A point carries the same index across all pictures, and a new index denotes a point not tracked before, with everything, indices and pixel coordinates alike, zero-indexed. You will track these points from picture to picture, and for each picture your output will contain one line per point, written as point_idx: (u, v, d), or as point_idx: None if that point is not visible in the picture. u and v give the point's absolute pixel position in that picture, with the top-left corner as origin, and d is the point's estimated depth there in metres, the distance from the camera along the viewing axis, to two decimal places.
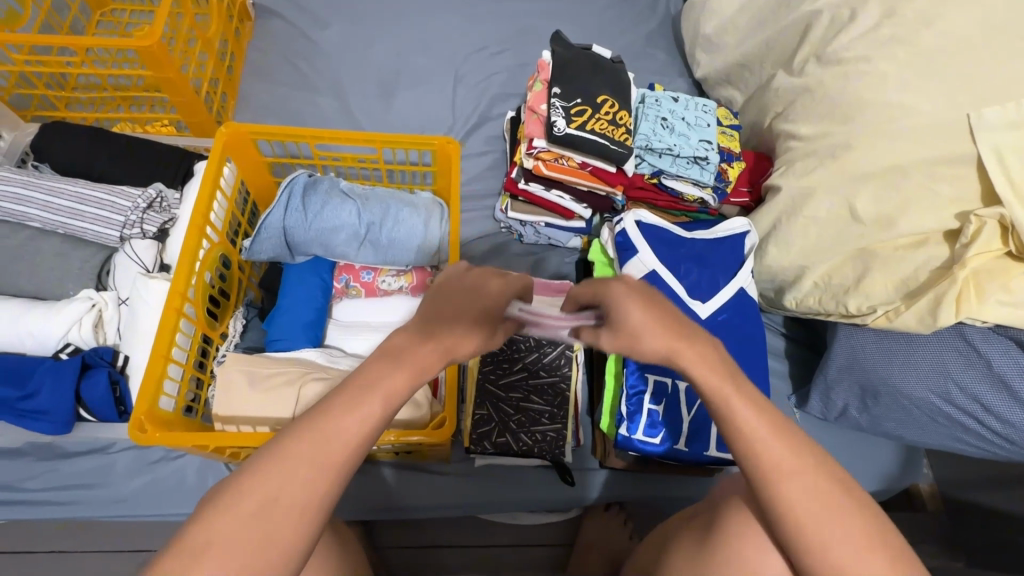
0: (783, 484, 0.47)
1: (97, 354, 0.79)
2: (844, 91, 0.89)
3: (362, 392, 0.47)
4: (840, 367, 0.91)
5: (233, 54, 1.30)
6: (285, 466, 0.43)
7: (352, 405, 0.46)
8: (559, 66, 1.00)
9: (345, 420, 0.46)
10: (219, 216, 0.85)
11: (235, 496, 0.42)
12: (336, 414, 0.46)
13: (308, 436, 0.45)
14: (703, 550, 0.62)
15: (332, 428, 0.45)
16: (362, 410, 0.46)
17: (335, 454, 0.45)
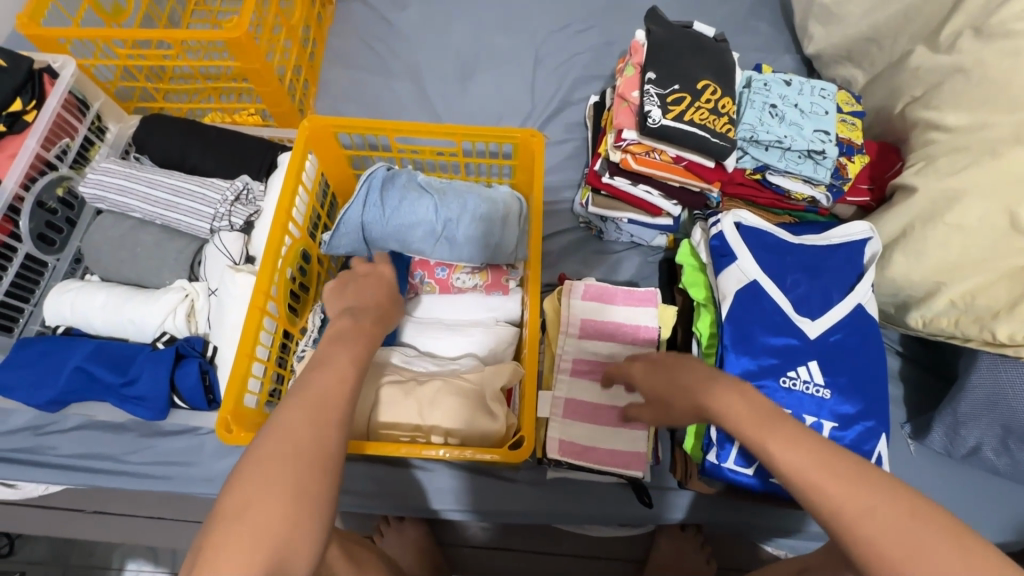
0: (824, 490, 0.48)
1: (190, 344, 0.83)
2: (1012, 74, 0.73)
3: (337, 356, 0.56)
4: (977, 401, 0.78)
5: (315, 40, 1.30)
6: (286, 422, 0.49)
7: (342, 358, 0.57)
8: (654, 47, 0.90)
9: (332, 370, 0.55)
10: (301, 211, 0.85)
11: (259, 457, 0.47)
12: (324, 371, 0.55)
13: (297, 398, 0.51)
14: None
15: (313, 387, 0.52)
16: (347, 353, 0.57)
17: (335, 401, 0.52)
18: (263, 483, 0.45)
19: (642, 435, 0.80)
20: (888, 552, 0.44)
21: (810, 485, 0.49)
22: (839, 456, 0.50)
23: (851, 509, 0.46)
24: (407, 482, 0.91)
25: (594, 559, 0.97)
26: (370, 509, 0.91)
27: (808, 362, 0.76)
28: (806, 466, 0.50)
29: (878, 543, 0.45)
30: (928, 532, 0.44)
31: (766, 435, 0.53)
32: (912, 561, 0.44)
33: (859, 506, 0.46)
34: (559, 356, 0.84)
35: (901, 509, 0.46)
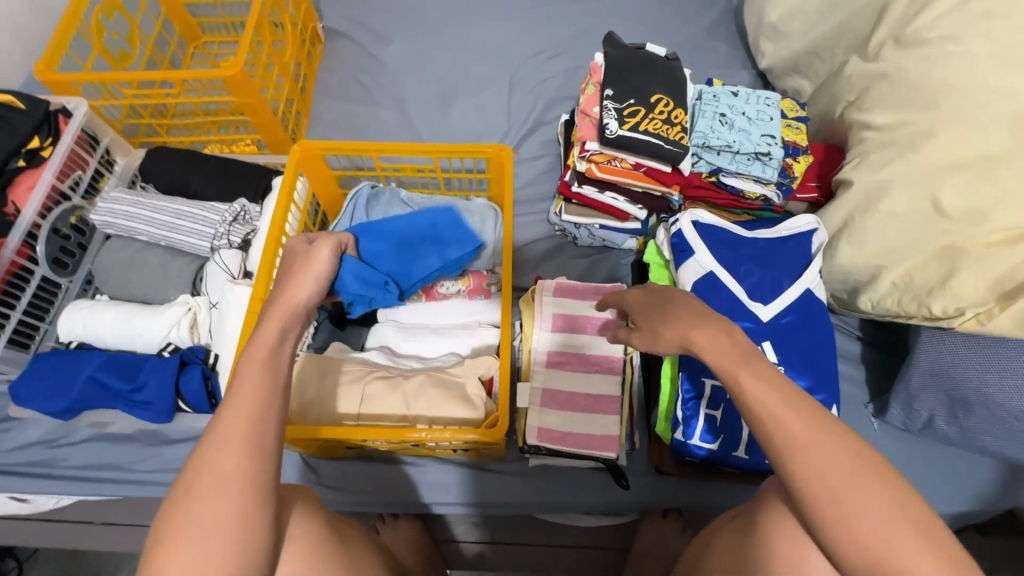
0: (800, 452, 0.47)
1: (193, 352, 0.90)
2: (926, 76, 0.82)
3: (253, 367, 0.52)
4: (924, 374, 0.84)
5: (306, 75, 1.40)
6: (212, 459, 0.46)
7: (260, 367, 0.53)
8: (612, 67, 1.00)
9: (254, 381, 0.52)
10: (293, 227, 0.93)
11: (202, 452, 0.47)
12: (245, 382, 0.51)
13: (224, 422, 0.49)
14: (752, 547, 0.61)
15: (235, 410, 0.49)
16: (264, 359, 0.54)
17: (271, 380, 0.52)
18: (221, 476, 0.46)
19: (615, 419, 0.86)
20: (826, 487, 0.46)
21: (769, 420, 0.49)
22: (808, 403, 0.50)
23: (803, 442, 0.47)
24: (399, 478, 0.96)
25: (585, 549, 1.01)
26: (366, 506, 0.96)
27: (763, 342, 0.83)
28: (769, 404, 0.49)
29: (819, 476, 0.46)
30: (874, 479, 0.45)
31: (740, 371, 0.52)
32: (848, 496, 0.45)
33: (812, 443, 0.47)
34: (535, 348, 0.90)
35: (850, 452, 0.47)
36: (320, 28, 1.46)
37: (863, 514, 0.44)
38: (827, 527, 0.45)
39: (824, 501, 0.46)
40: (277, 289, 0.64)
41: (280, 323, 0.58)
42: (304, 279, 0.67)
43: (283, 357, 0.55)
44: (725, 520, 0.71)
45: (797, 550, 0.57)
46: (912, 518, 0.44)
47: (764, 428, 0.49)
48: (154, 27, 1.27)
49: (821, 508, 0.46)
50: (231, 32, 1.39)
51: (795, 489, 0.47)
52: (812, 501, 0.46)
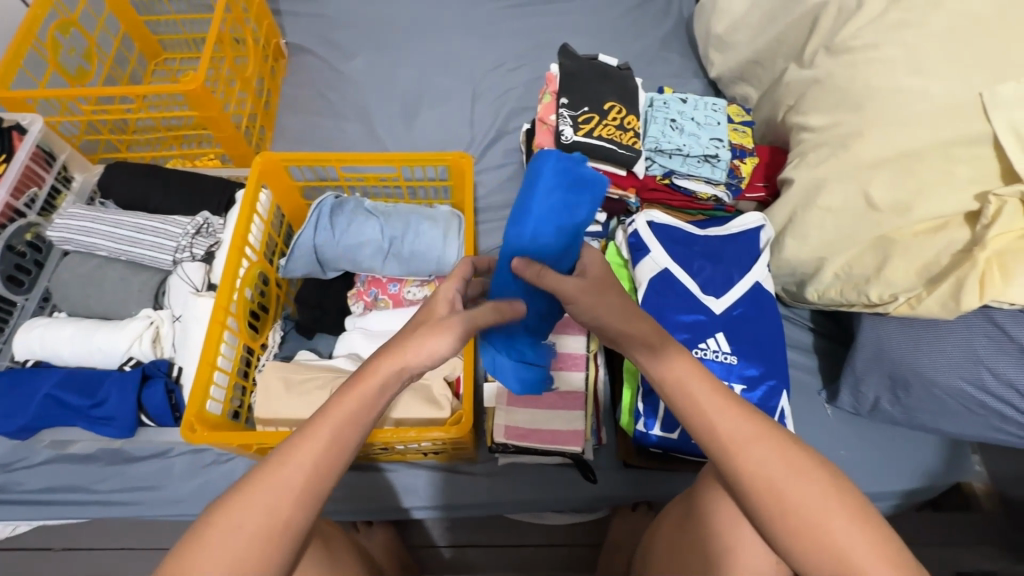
0: (743, 452, 0.53)
1: (155, 365, 0.89)
2: (853, 80, 0.88)
3: (334, 415, 0.55)
4: (867, 358, 0.89)
5: (269, 90, 1.41)
6: (267, 501, 0.51)
7: (347, 417, 0.55)
8: (566, 77, 1.04)
9: (337, 436, 0.54)
10: (257, 238, 0.93)
11: (260, 486, 0.51)
12: (331, 432, 0.54)
13: (290, 461, 0.52)
14: (695, 532, 0.66)
15: (307, 458, 0.52)
16: (354, 414, 0.55)
17: (347, 432, 0.55)
18: (264, 513, 0.50)
19: (580, 414, 0.88)
20: (767, 479, 0.52)
21: (717, 425, 0.54)
22: (750, 406, 0.56)
23: (746, 441, 0.53)
24: (368, 484, 0.96)
25: (555, 547, 1.03)
26: (339, 515, 0.96)
27: (715, 333, 0.89)
28: (719, 409, 0.54)
29: (761, 471, 0.52)
30: (812, 471, 0.52)
31: (691, 381, 0.56)
32: (789, 487, 0.51)
33: (754, 440, 0.53)
34: None
35: (788, 451, 0.53)
36: (283, 44, 1.48)
37: (804, 502, 0.51)
38: (770, 515, 0.52)
39: (766, 491, 0.52)
40: (402, 338, 0.59)
41: (386, 373, 0.57)
42: (437, 337, 0.58)
43: (373, 415, 0.56)
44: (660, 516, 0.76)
45: (731, 524, 0.63)
46: (844, 502, 0.51)
47: (711, 433, 0.54)
48: (113, 44, 1.27)
49: (766, 500, 0.52)
50: (193, 49, 1.40)
51: (742, 483, 0.53)
52: (757, 492, 0.52)
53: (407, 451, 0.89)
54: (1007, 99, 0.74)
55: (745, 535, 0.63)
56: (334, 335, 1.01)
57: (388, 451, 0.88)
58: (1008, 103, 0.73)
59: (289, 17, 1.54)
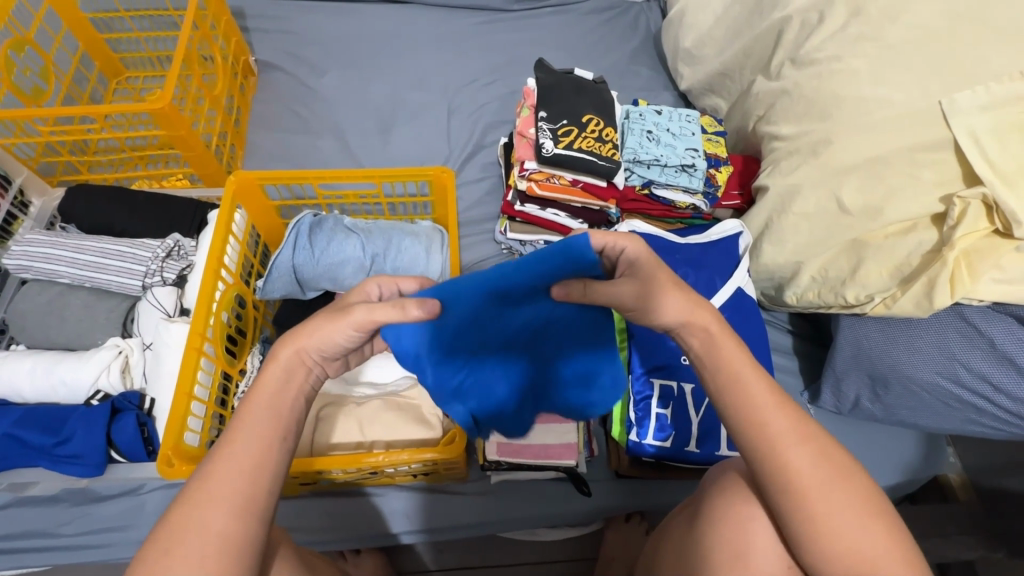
0: (786, 448, 0.53)
1: (126, 398, 0.85)
2: (820, 91, 0.91)
3: (255, 413, 0.54)
4: (847, 358, 0.91)
5: (239, 108, 1.38)
6: (195, 517, 0.48)
7: (256, 414, 0.54)
8: (544, 91, 1.05)
9: (253, 436, 0.53)
10: (232, 259, 0.90)
11: (189, 508, 0.49)
12: (244, 433, 0.53)
13: (211, 479, 0.50)
14: (700, 537, 0.65)
15: (226, 464, 0.51)
16: (264, 412, 0.55)
17: (267, 427, 0.54)
18: (202, 531, 0.47)
19: (571, 427, 0.88)
20: (808, 480, 0.52)
21: (768, 417, 0.54)
22: (800, 411, 0.55)
23: (795, 438, 0.53)
24: (353, 512, 0.93)
25: (550, 564, 1.02)
26: (323, 545, 0.92)
27: None
28: (770, 406, 0.54)
29: (802, 471, 0.52)
30: (851, 479, 0.52)
31: (745, 376, 0.56)
32: (830, 489, 0.51)
33: (800, 442, 0.53)
34: None
35: (831, 456, 0.53)
36: (252, 61, 1.45)
37: (840, 508, 0.51)
38: (799, 517, 0.52)
39: (806, 491, 0.51)
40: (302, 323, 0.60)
41: (288, 357, 0.58)
42: (337, 327, 0.58)
43: (289, 398, 0.57)
44: (667, 525, 0.76)
45: (740, 525, 0.61)
46: (880, 510, 0.51)
47: (758, 425, 0.54)
48: (71, 62, 1.22)
49: (799, 499, 0.52)
50: (157, 66, 1.36)
51: (778, 479, 0.52)
52: (794, 489, 0.52)
53: (396, 474, 0.86)
54: (965, 106, 0.77)
55: (755, 538, 0.60)
56: None
57: (376, 474, 0.85)
58: (967, 110, 0.77)
59: (258, 34, 1.52)
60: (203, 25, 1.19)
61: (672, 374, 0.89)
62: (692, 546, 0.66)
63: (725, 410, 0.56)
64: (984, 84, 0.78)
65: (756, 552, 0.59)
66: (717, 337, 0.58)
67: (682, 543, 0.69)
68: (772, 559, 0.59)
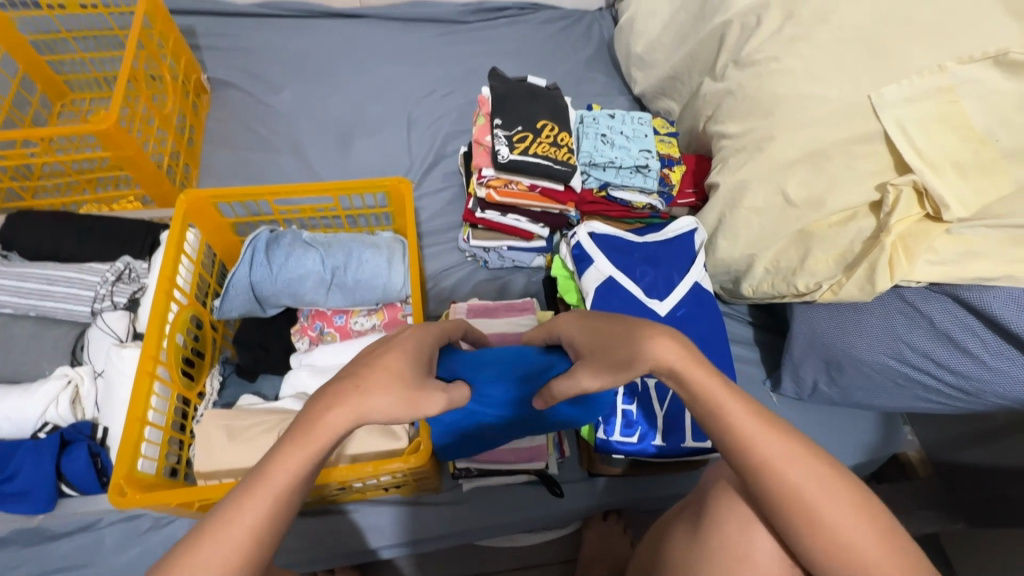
0: (774, 473, 0.46)
1: (77, 428, 0.82)
2: (762, 90, 0.95)
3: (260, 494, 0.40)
4: (802, 345, 0.95)
5: (192, 127, 1.35)
6: None
7: (223, 545, 0.38)
8: (498, 99, 1.06)
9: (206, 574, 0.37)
10: (186, 279, 0.87)
11: None
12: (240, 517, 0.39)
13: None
14: (700, 542, 0.66)
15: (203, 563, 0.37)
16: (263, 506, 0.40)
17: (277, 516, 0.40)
18: None
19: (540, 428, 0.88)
20: (812, 497, 0.45)
21: (750, 441, 0.46)
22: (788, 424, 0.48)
23: (784, 461, 0.46)
24: (325, 531, 0.91)
25: (530, 569, 1.02)
26: (299, 567, 0.90)
27: None
28: (751, 429, 0.46)
29: (808, 486, 0.45)
30: (852, 497, 0.45)
31: (719, 400, 0.47)
32: (832, 508, 0.45)
33: (790, 463, 0.46)
34: None
35: (825, 473, 0.46)
36: (204, 79, 1.42)
37: (843, 529, 0.44)
38: (807, 535, 0.45)
39: (816, 506, 0.45)
40: (354, 379, 0.43)
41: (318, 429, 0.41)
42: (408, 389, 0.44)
43: (303, 483, 0.42)
44: (673, 517, 0.76)
45: (742, 529, 0.62)
46: (889, 529, 0.45)
47: (743, 453, 0.46)
48: (10, 86, 1.18)
49: (795, 523, 0.46)
50: (104, 87, 1.32)
51: (774, 505, 0.46)
52: (788, 515, 0.46)
53: (367, 488, 0.85)
54: (893, 99, 0.82)
55: (757, 541, 0.61)
56: (279, 376, 0.97)
57: (346, 491, 0.84)
58: (894, 102, 0.81)
59: (210, 52, 1.50)
60: (149, 44, 1.17)
61: None
62: (696, 550, 0.66)
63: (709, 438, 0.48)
64: (908, 78, 0.82)
65: (759, 551, 0.60)
66: (679, 363, 0.47)
67: (680, 544, 0.69)
68: (774, 557, 0.60)
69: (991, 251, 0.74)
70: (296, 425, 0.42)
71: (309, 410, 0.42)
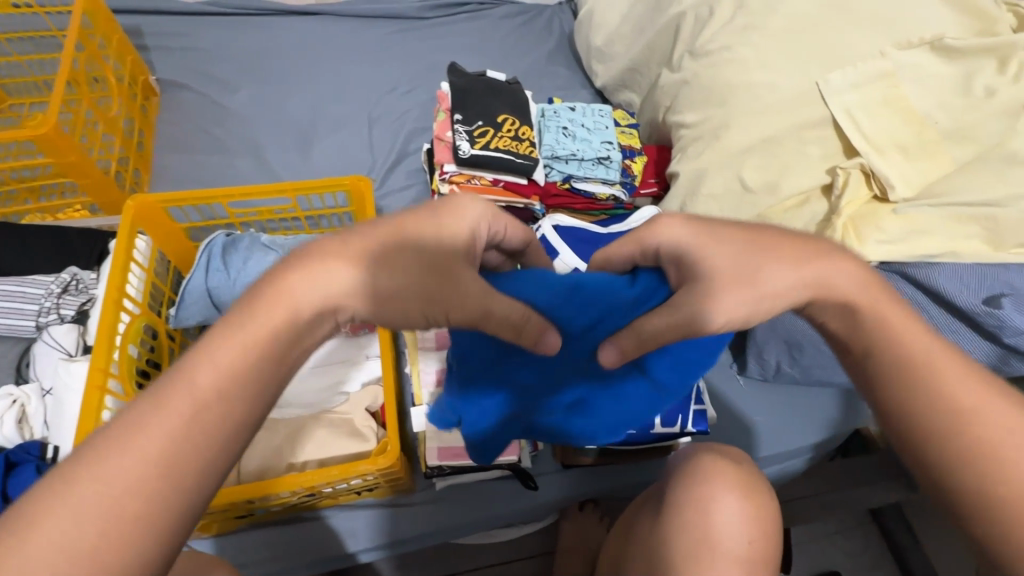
0: (959, 409, 0.46)
1: (24, 449, 0.76)
2: (717, 79, 0.96)
3: (218, 359, 0.43)
4: (765, 327, 0.97)
5: (141, 130, 1.30)
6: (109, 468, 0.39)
7: (172, 406, 0.41)
8: (458, 94, 1.06)
9: (121, 471, 0.39)
10: (138, 288, 0.84)
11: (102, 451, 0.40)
12: (197, 378, 0.43)
13: (141, 427, 0.40)
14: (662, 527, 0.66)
15: (160, 418, 0.41)
16: (216, 370, 0.43)
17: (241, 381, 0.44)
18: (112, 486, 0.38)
19: None
20: (1002, 438, 0.44)
21: (949, 378, 0.47)
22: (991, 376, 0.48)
23: (979, 400, 0.46)
24: (298, 539, 0.89)
25: (512, 562, 1.04)
26: None
27: None
28: (961, 368, 0.48)
29: (988, 427, 0.45)
30: None
31: (902, 338, 0.49)
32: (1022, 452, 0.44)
33: (984, 402, 0.46)
34: (423, 371, 0.89)
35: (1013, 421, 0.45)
36: (153, 81, 1.37)
37: None
38: (991, 479, 0.44)
39: (998, 447, 0.44)
40: (312, 254, 0.48)
41: (277, 298, 0.46)
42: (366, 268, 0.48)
43: (256, 354, 0.44)
44: (634, 510, 0.77)
45: (701, 510, 0.64)
46: None
47: (936, 392, 0.47)
48: None
49: (977, 467, 0.45)
50: (43, 91, 1.26)
51: (956, 447, 0.46)
52: (972, 456, 0.45)
53: (337, 493, 0.83)
54: (838, 85, 0.84)
55: (715, 520, 0.63)
56: None
57: (316, 496, 0.83)
58: (840, 88, 0.84)
59: (159, 52, 1.44)
60: (90, 45, 1.11)
61: None
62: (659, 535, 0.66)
63: (882, 384, 0.50)
64: (852, 64, 0.85)
65: (720, 530, 0.62)
66: (878, 304, 0.51)
67: (643, 529, 0.70)
68: (735, 535, 0.62)
69: (934, 229, 0.76)
70: (238, 307, 0.46)
71: (270, 286, 0.47)
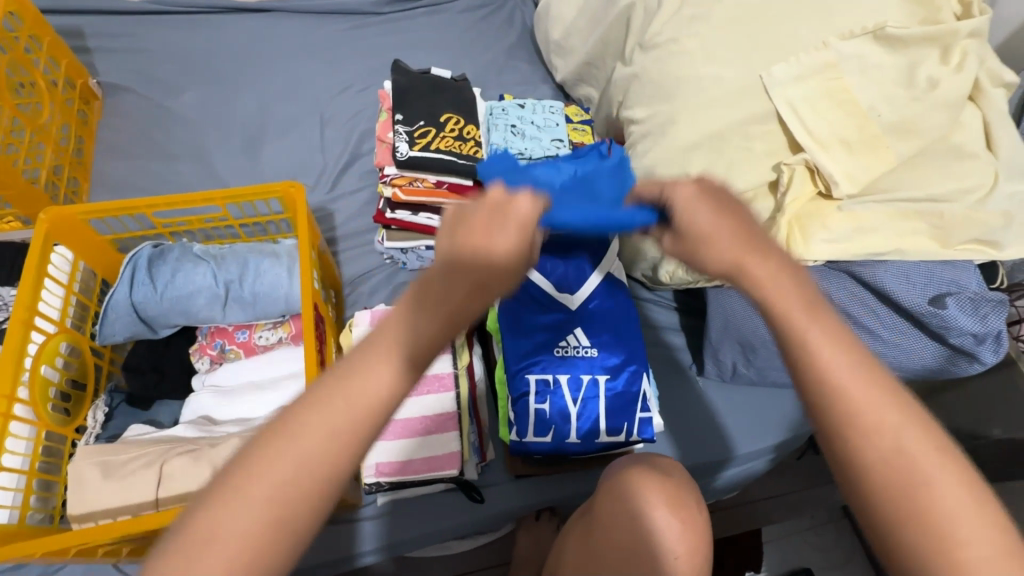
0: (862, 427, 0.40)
1: None
2: (666, 72, 0.91)
3: (351, 389, 0.39)
4: (718, 328, 0.94)
5: (81, 137, 1.26)
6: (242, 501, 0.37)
7: (317, 435, 0.38)
8: (398, 94, 1.02)
9: (257, 507, 0.37)
10: (54, 304, 0.81)
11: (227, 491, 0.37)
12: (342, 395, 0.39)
13: (276, 462, 0.38)
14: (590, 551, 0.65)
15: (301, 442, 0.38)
16: (360, 397, 0.39)
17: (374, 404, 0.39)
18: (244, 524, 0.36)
19: (455, 435, 0.86)
20: (906, 461, 0.39)
21: (841, 382, 0.41)
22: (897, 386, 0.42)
23: (887, 418, 0.40)
24: None
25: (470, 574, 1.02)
26: None
27: (574, 329, 0.91)
28: (858, 380, 0.41)
29: (889, 441, 0.39)
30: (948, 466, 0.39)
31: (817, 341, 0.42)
32: (921, 474, 0.39)
33: (894, 420, 0.40)
34: None
35: (927, 445, 0.39)
36: (94, 85, 1.32)
37: (935, 502, 0.38)
38: (894, 504, 0.39)
39: (906, 470, 0.39)
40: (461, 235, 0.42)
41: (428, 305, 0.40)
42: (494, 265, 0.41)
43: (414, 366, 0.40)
44: (569, 526, 0.75)
45: (631, 522, 0.62)
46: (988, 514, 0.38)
47: (832, 398, 0.41)
48: None
49: (876, 489, 0.39)
50: None
51: (853, 466, 0.40)
52: (873, 477, 0.39)
53: None
54: (781, 79, 0.81)
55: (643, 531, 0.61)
56: (180, 400, 0.90)
57: None
58: (783, 82, 0.81)
59: (102, 54, 1.39)
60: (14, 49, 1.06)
61: (548, 367, 0.87)
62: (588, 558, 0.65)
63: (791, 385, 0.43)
64: (795, 55, 0.82)
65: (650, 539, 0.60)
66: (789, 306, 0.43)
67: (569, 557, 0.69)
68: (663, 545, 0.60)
69: (880, 226, 0.75)
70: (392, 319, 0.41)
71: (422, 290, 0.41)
